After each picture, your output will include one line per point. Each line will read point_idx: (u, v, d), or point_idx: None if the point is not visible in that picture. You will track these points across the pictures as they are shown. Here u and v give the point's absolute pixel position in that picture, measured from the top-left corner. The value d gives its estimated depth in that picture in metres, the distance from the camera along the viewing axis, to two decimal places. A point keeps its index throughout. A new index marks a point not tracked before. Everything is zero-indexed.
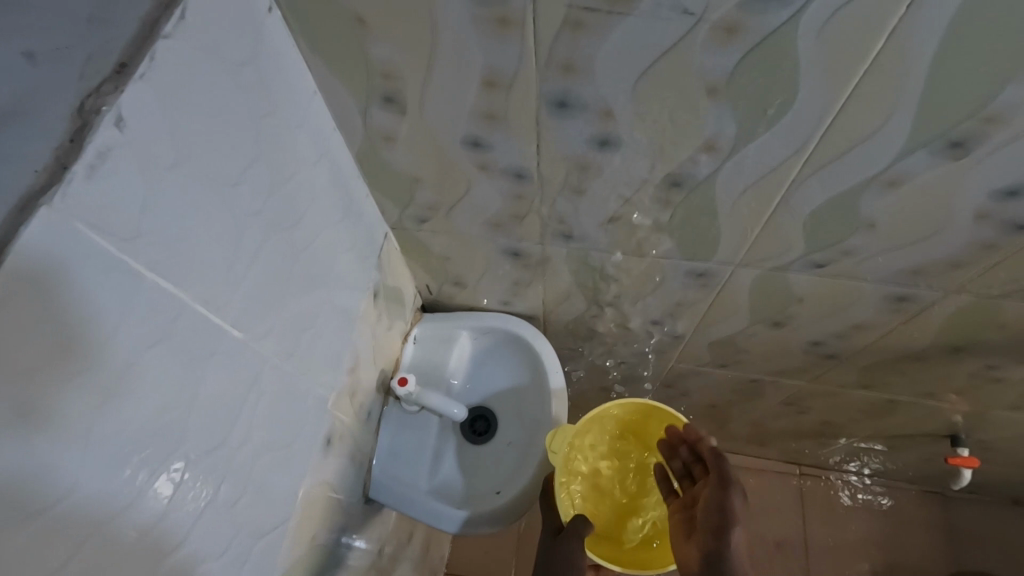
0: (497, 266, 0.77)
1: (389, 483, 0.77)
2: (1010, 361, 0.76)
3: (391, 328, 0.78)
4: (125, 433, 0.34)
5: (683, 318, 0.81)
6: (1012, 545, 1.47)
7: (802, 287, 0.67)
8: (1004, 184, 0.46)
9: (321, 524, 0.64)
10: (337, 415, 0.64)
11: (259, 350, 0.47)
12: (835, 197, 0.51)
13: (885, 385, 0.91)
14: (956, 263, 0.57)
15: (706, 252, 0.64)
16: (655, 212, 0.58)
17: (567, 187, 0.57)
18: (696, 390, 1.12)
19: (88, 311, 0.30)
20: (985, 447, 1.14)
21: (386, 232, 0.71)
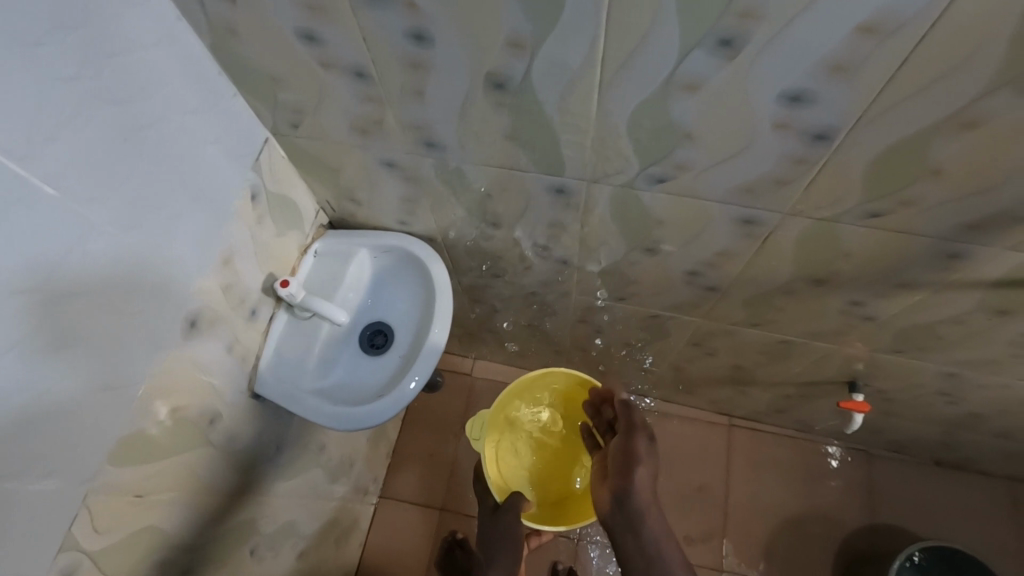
0: (382, 180, 0.80)
1: (272, 379, 0.82)
2: (873, 296, 0.78)
3: (281, 237, 0.82)
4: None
5: (566, 243, 0.84)
6: (928, 498, 1.52)
7: (654, 206, 0.70)
8: (786, 89, 0.48)
9: (191, 404, 0.69)
10: (207, 305, 0.69)
11: (83, 215, 0.51)
12: (642, 104, 0.53)
13: (772, 323, 0.94)
14: (780, 180, 0.59)
15: (556, 166, 0.66)
16: (493, 118, 0.61)
17: (408, 89, 0.60)
18: (609, 327, 1.16)
19: None
20: (887, 399, 1.17)
21: (268, 137, 0.74)
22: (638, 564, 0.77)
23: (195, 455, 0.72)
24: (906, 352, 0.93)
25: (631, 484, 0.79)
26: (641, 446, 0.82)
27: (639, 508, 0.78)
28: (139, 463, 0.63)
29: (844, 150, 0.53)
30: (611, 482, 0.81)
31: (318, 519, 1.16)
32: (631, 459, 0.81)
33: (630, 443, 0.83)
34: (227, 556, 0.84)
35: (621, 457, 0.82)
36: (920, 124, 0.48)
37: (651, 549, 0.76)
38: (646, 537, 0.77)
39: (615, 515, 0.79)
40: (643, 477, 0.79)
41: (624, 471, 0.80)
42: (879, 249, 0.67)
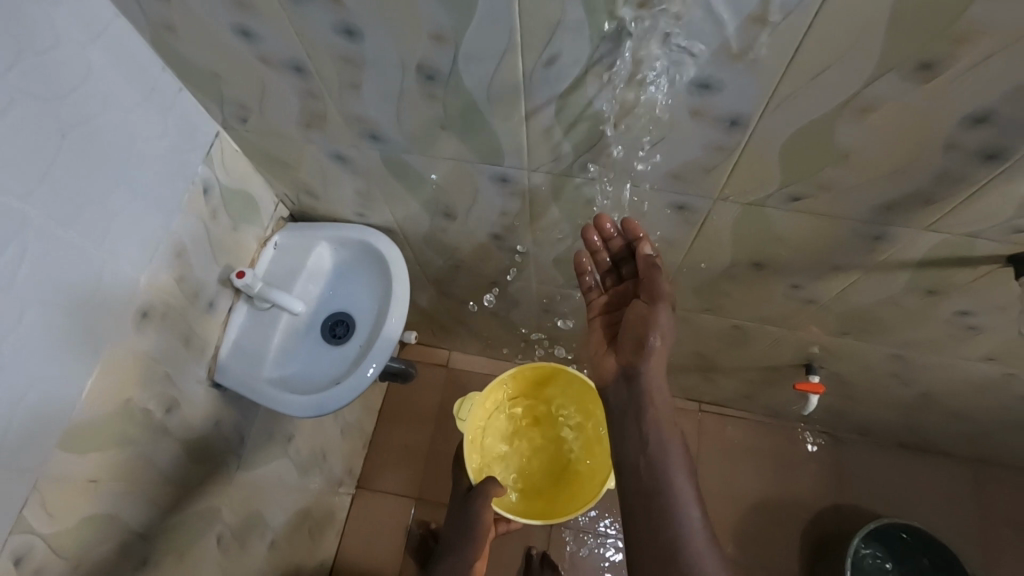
0: (335, 173, 0.82)
1: (230, 369, 0.84)
2: (811, 280, 0.80)
3: (237, 229, 0.84)
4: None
5: (517, 232, 0.87)
6: (893, 480, 1.56)
7: (593, 194, 0.72)
8: (694, 78, 0.50)
9: (147, 392, 0.71)
10: (158, 296, 0.71)
11: (22, 207, 0.53)
12: (564, 94, 0.56)
13: (723, 308, 0.97)
14: (703, 166, 0.61)
15: (495, 156, 0.68)
16: (429, 110, 0.63)
17: (345, 82, 0.62)
18: (572, 316, 1.18)
19: None
20: (844, 382, 1.20)
21: (219, 132, 0.76)
22: (637, 461, 0.69)
23: (152, 443, 0.74)
24: (852, 334, 0.96)
25: (637, 351, 0.70)
26: (661, 318, 0.69)
27: (644, 422, 0.69)
28: (92, 449, 0.65)
29: (757, 135, 0.55)
30: (616, 352, 0.72)
31: (290, 509, 1.18)
32: (638, 328, 0.70)
33: (650, 312, 0.69)
34: (191, 544, 0.86)
35: (638, 330, 0.70)
36: (820, 110, 0.51)
37: (649, 471, 0.68)
38: (648, 429, 0.69)
39: (625, 393, 0.71)
40: (659, 345, 0.68)
41: (637, 343, 0.70)
42: (808, 232, 0.69)
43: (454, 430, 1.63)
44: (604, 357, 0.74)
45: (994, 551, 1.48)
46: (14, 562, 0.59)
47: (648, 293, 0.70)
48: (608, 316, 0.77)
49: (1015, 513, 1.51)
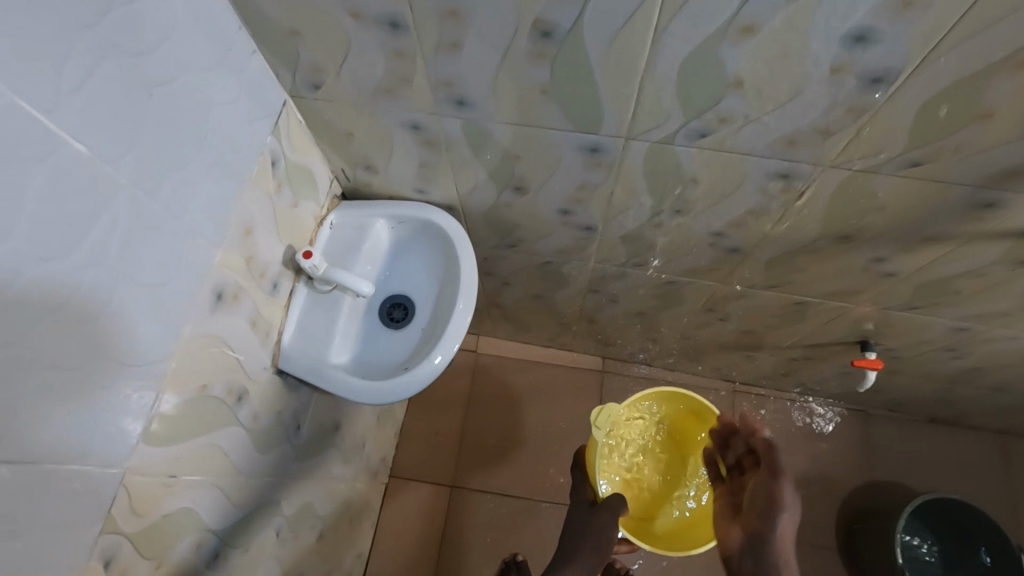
0: (403, 144, 0.77)
1: (295, 354, 0.79)
2: (897, 251, 0.79)
3: (298, 206, 0.79)
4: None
5: (590, 207, 0.83)
6: (923, 455, 1.57)
7: (690, 163, 0.68)
8: (848, 29, 0.47)
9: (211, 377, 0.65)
10: (231, 276, 0.66)
11: (111, 175, 0.48)
12: (694, 50, 0.52)
13: (791, 284, 0.94)
14: (825, 129, 0.58)
15: (593, 122, 0.64)
16: (533, 72, 0.59)
17: (445, 41, 0.57)
18: (623, 295, 1.15)
19: None
20: (892, 357, 1.20)
21: (285, 101, 0.71)
22: None
23: (223, 433, 0.69)
24: (919, 308, 0.95)
25: (765, 528, 0.84)
26: (784, 492, 0.86)
27: (774, 556, 0.83)
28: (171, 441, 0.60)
29: (897, 94, 0.52)
30: (742, 523, 0.88)
31: (335, 499, 1.15)
32: (767, 504, 0.86)
33: (774, 487, 0.86)
34: (251, 537, 0.82)
35: (763, 500, 0.86)
36: (980, 63, 0.48)
37: None
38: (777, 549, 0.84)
39: (748, 541, 0.86)
40: (784, 521, 0.85)
41: (763, 514, 0.85)
42: (913, 198, 0.67)
43: (485, 415, 1.60)
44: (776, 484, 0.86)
45: (1021, 520, 1.51)
46: (101, 564, 0.54)
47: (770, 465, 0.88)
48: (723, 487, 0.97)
49: None
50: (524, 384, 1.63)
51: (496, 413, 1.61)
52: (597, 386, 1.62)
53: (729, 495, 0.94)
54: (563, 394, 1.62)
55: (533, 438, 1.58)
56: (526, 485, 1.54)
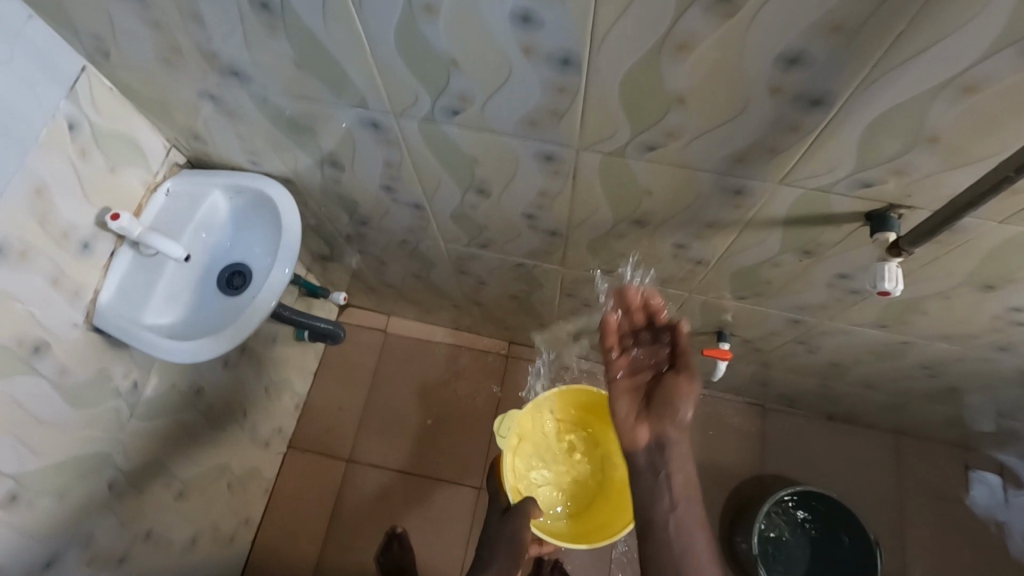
0: (214, 116, 0.80)
1: (110, 314, 0.83)
2: (691, 238, 0.80)
3: (117, 171, 0.82)
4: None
5: (406, 184, 0.86)
6: (816, 451, 1.59)
7: (462, 142, 0.71)
8: (512, 9, 0.49)
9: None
10: (14, 235, 0.70)
11: None
12: (398, 26, 0.54)
13: (622, 269, 0.97)
14: (552, 110, 0.60)
15: (356, 97, 0.67)
16: (276, 44, 0.61)
17: (186, 12, 0.60)
18: (487, 276, 1.18)
19: None
20: (756, 350, 1.21)
21: (83, 68, 0.74)
22: (666, 518, 0.85)
23: (11, 381, 0.74)
24: (748, 298, 0.96)
25: (668, 424, 0.85)
26: (692, 386, 0.84)
27: (675, 434, 0.85)
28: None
29: (592, 76, 0.54)
30: (651, 422, 0.85)
31: (201, 463, 1.19)
32: (671, 405, 0.84)
33: (680, 388, 0.84)
34: (68, 486, 0.87)
35: (670, 397, 0.84)
36: (645, 46, 0.50)
37: (673, 530, 0.85)
38: (665, 485, 0.85)
39: (652, 455, 0.86)
40: (688, 413, 0.84)
41: (669, 414, 0.84)
42: (671, 184, 0.69)
43: (388, 393, 1.64)
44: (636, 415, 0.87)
45: (906, 519, 1.53)
46: None
47: (683, 368, 0.85)
48: (647, 377, 0.89)
49: (932, 482, 1.55)
50: (429, 364, 1.66)
51: (399, 391, 1.64)
52: (499, 369, 1.65)
53: (647, 369, 0.89)
54: (466, 375, 1.65)
55: (432, 417, 1.61)
56: (421, 462, 1.57)
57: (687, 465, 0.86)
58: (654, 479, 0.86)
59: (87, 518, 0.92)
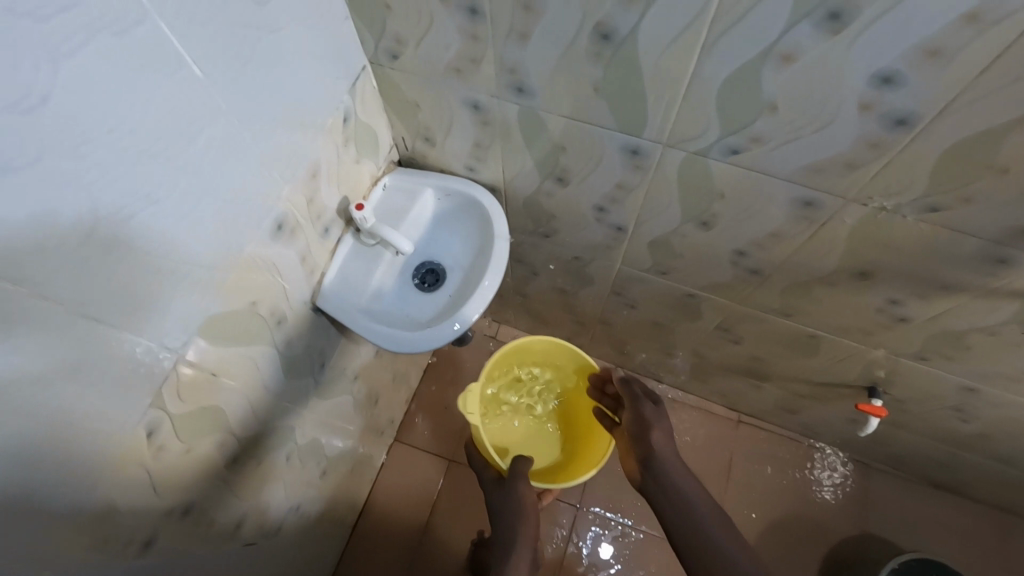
0: (462, 121, 0.84)
1: (335, 297, 0.88)
2: (910, 295, 0.81)
3: (359, 163, 0.87)
4: (80, 87, 0.42)
5: (623, 207, 0.89)
6: (920, 519, 1.55)
7: (721, 178, 0.74)
8: (879, 69, 0.52)
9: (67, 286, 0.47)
10: (291, 213, 0.74)
11: (215, 101, 0.55)
12: (737, 69, 0.57)
13: (805, 315, 0.98)
14: (848, 162, 0.63)
15: (636, 124, 0.70)
16: (589, 68, 0.65)
17: (515, 31, 0.64)
18: (641, 302, 1.20)
19: None
20: (900, 410, 1.20)
21: (365, 66, 0.79)
22: (675, 517, 0.80)
23: (259, 350, 0.77)
24: (930, 359, 0.96)
25: (652, 445, 0.87)
26: (647, 411, 0.90)
27: (664, 468, 0.84)
28: (24, 402, 0.46)
29: (920, 136, 0.57)
30: (633, 455, 0.90)
31: (340, 443, 1.22)
32: (643, 428, 0.89)
33: (638, 408, 0.91)
34: (264, 453, 0.90)
35: (637, 425, 0.90)
36: (1003, 117, 0.52)
37: (687, 542, 0.77)
38: (677, 493, 0.82)
39: (642, 478, 0.86)
40: (658, 436, 0.87)
41: (640, 435, 0.89)
42: (927, 244, 0.70)
43: None
44: (628, 457, 0.92)
45: None
46: (148, 434, 0.62)
47: (640, 424, 0.89)
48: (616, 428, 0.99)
49: None
50: None
51: None
52: None
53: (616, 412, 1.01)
54: None
55: None
56: None
57: (684, 473, 0.83)
58: (671, 504, 0.81)
59: (267, 486, 0.95)
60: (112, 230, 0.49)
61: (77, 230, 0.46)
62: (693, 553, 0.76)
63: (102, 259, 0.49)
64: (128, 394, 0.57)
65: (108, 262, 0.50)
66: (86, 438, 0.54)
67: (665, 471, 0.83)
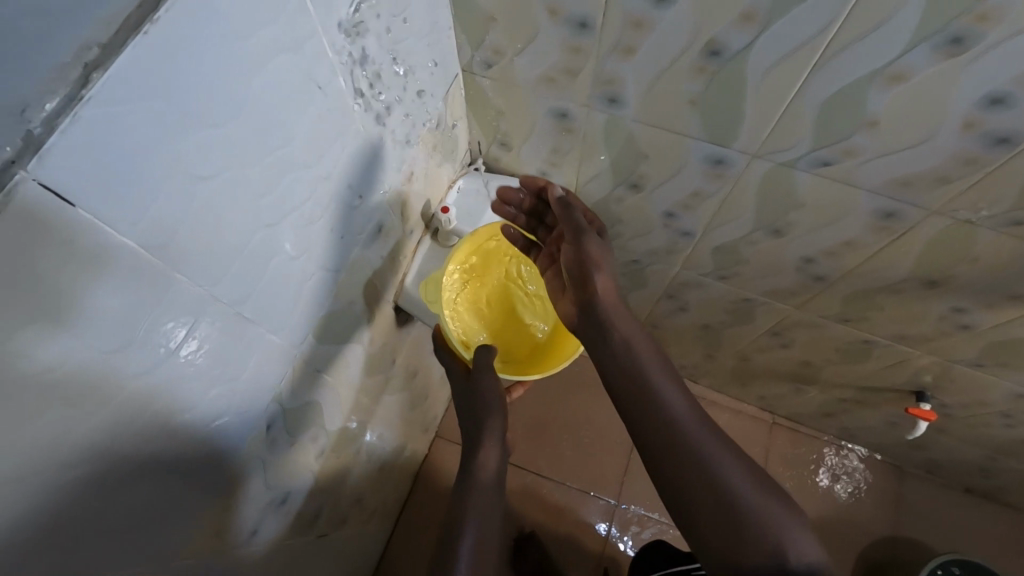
0: (544, 128, 0.87)
1: (414, 297, 0.90)
2: (978, 304, 0.84)
3: (441, 167, 0.90)
4: (258, 102, 0.46)
5: (695, 213, 0.91)
6: (952, 523, 1.58)
7: (804, 188, 0.76)
8: (989, 91, 0.55)
9: (86, 205, 0.35)
10: (388, 214, 0.77)
11: (350, 110, 0.59)
12: (844, 87, 0.60)
13: (865, 320, 1.00)
14: (941, 177, 0.65)
15: (728, 136, 0.73)
16: (691, 82, 0.67)
17: (622, 46, 0.67)
18: (694, 305, 1.22)
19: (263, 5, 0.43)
20: (946, 415, 1.23)
21: (457, 74, 0.82)
22: (614, 374, 0.67)
23: (352, 347, 0.80)
24: (986, 365, 0.99)
25: (586, 289, 0.72)
26: (591, 246, 0.72)
27: (602, 315, 0.70)
28: (192, 390, 0.51)
29: (1019, 154, 0.59)
30: (568, 297, 0.76)
31: (396, 437, 1.25)
32: (584, 264, 0.72)
33: (580, 246, 0.73)
34: (343, 446, 0.93)
35: (576, 264, 0.73)
36: None
37: (629, 393, 0.64)
38: (611, 344, 0.68)
39: (580, 321, 0.72)
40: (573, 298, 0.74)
41: (580, 281, 0.72)
42: (1006, 255, 0.73)
43: None
44: (562, 301, 0.78)
45: None
46: (265, 427, 0.64)
47: (575, 266, 0.73)
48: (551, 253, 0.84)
49: None
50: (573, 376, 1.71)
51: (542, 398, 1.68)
52: None
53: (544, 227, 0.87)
54: None
55: None
56: None
57: (626, 313, 0.70)
58: (610, 353, 0.68)
59: (339, 479, 0.98)
60: (269, 231, 0.53)
61: (245, 231, 0.50)
62: (624, 384, 0.65)
63: (261, 257, 0.53)
64: (207, 372, 0.52)
65: (264, 258, 0.54)
66: (225, 429, 0.57)
67: (606, 318, 0.69)
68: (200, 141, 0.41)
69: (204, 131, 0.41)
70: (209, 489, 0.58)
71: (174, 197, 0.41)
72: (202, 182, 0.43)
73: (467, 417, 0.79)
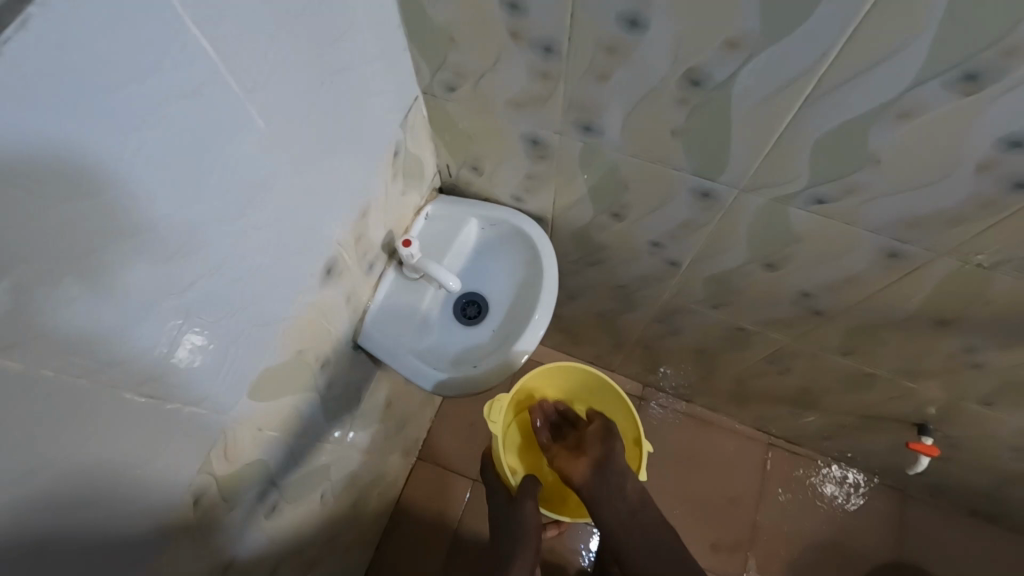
0: (517, 154, 0.79)
1: (375, 334, 0.84)
2: (990, 346, 0.77)
3: (405, 195, 0.83)
4: (139, 160, 0.39)
5: (682, 244, 0.84)
6: (955, 550, 1.51)
7: (800, 225, 0.69)
8: (1011, 132, 0.47)
9: None
10: (342, 254, 0.70)
11: (278, 152, 0.52)
12: (843, 123, 0.52)
13: (866, 355, 0.93)
14: (952, 219, 0.58)
15: (714, 169, 0.65)
16: (672, 113, 0.60)
17: (593, 72, 0.59)
18: (686, 331, 1.15)
19: (139, 54, 0.36)
20: (953, 446, 1.16)
21: (418, 96, 0.74)
22: (615, 525, 0.74)
23: (305, 397, 0.73)
24: (997, 403, 0.92)
25: (610, 458, 0.79)
26: (615, 449, 0.80)
27: (614, 484, 0.77)
28: (96, 477, 0.45)
29: None
30: (581, 458, 0.81)
31: (372, 470, 1.19)
32: (602, 453, 0.80)
33: (607, 436, 0.83)
34: (303, 495, 0.86)
35: (597, 446, 0.81)
36: None
37: (646, 542, 0.72)
38: (625, 500, 0.76)
39: (593, 480, 0.78)
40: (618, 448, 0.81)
41: (598, 462, 0.79)
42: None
43: None
44: (573, 461, 0.81)
45: None
46: (193, 501, 0.58)
47: (597, 441, 0.82)
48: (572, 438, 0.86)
49: None
50: None
51: None
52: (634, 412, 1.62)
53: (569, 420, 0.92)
54: None
55: None
56: None
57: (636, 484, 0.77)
58: (626, 510, 0.75)
59: (302, 527, 0.92)
60: (180, 297, 0.47)
61: (146, 304, 0.44)
62: (631, 534, 0.73)
63: (173, 326, 0.47)
64: (114, 457, 0.46)
65: (178, 326, 0.48)
66: (146, 509, 0.52)
67: (612, 489, 0.76)
68: (63, 218, 0.35)
69: (67, 206, 0.35)
70: (129, 561, 0.52)
71: (27, 280, 0.34)
72: (75, 263, 0.37)
73: (507, 539, 0.80)
